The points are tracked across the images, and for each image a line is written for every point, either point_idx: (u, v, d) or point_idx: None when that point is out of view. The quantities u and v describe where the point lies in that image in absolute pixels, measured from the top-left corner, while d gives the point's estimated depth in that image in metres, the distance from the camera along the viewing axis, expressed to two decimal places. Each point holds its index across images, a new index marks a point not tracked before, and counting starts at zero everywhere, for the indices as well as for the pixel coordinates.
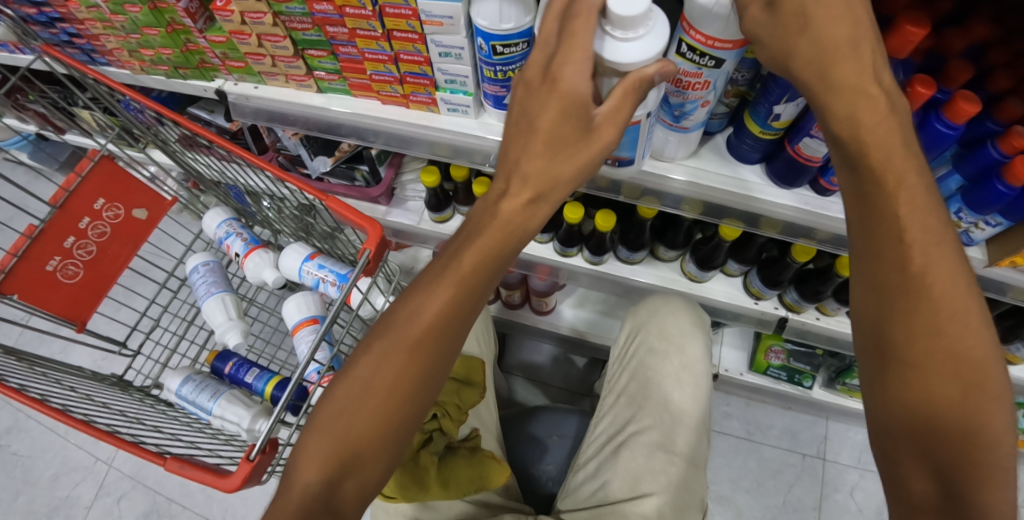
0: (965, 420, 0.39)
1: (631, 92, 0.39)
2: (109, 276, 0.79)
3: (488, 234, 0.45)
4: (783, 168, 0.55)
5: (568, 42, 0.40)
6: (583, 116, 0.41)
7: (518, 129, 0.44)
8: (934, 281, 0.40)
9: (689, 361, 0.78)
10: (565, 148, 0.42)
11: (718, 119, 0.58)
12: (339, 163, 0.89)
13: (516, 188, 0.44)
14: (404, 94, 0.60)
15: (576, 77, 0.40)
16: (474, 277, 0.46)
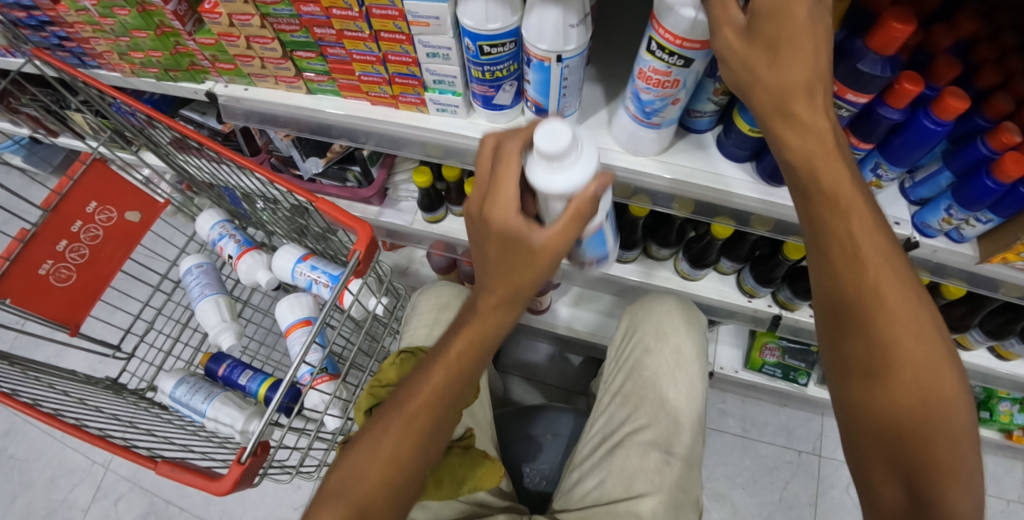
0: (927, 425, 0.40)
1: (576, 218, 0.41)
2: (102, 278, 0.79)
3: (477, 323, 0.47)
4: (771, 167, 0.55)
5: (496, 185, 0.43)
6: (521, 238, 0.43)
7: (481, 244, 0.46)
8: (886, 289, 0.41)
9: (683, 360, 0.78)
10: (512, 263, 0.44)
11: (705, 117, 0.57)
12: (330, 163, 0.91)
13: (486, 295, 0.47)
14: (393, 94, 0.60)
15: (505, 213, 0.42)
16: (468, 358, 0.49)
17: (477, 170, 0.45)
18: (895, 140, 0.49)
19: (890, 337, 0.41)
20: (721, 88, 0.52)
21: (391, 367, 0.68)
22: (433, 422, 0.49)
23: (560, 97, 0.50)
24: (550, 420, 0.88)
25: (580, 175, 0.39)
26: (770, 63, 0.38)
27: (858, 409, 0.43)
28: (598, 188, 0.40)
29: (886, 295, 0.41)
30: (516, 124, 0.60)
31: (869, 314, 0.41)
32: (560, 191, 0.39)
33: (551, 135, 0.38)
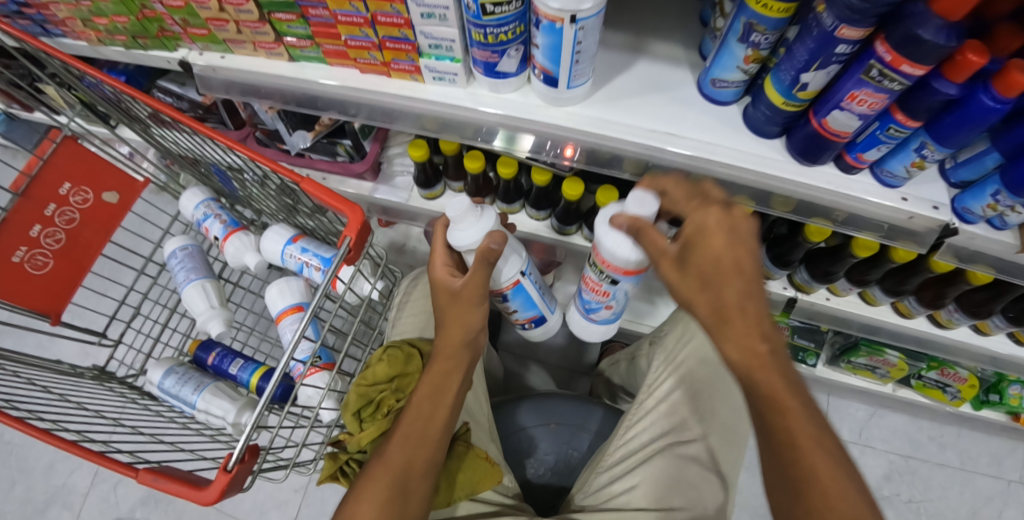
0: (799, 465, 0.41)
1: (482, 263, 0.55)
2: (83, 265, 0.75)
3: (452, 330, 0.60)
4: (803, 143, 0.50)
5: (433, 251, 0.61)
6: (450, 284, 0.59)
7: (439, 296, 0.61)
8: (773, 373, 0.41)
9: (742, 374, 0.78)
10: (453, 307, 0.59)
11: (730, 88, 0.50)
12: (319, 137, 0.84)
13: (445, 330, 0.61)
14: (384, 61, 0.55)
15: (437, 268, 0.60)
16: (460, 354, 0.60)
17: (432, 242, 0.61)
18: (945, 119, 0.44)
19: (776, 409, 0.41)
20: (754, 55, 0.45)
21: (379, 363, 0.65)
22: (409, 455, 0.56)
23: (573, 64, 0.45)
24: (553, 409, 0.81)
25: (478, 233, 0.55)
26: (703, 291, 0.42)
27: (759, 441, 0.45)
28: (491, 241, 0.53)
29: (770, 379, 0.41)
30: (521, 93, 0.55)
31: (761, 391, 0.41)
32: (468, 244, 0.56)
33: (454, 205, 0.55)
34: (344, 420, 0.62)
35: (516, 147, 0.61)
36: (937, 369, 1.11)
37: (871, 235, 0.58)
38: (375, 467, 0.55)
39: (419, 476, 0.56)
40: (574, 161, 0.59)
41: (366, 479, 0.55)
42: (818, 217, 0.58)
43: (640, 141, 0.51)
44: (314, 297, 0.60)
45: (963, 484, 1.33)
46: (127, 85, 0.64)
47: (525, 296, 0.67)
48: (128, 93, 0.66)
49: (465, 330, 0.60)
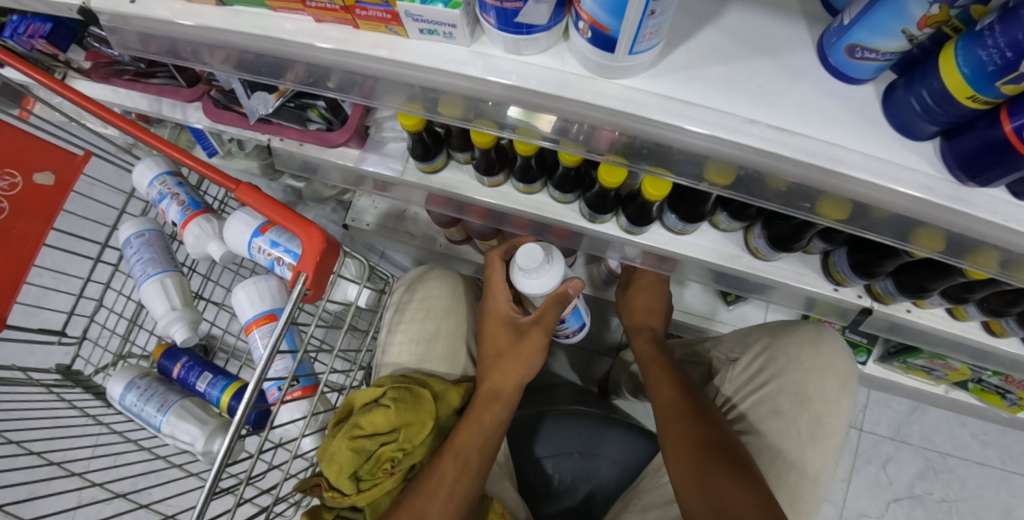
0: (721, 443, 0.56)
1: (554, 304, 0.57)
2: (26, 259, 0.64)
3: (510, 362, 0.60)
4: (973, 152, 0.32)
5: (491, 283, 0.66)
6: (515, 323, 0.62)
7: (490, 320, 0.64)
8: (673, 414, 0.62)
9: (823, 435, 0.64)
10: (503, 345, 0.62)
11: (874, 62, 0.33)
12: (285, 101, 0.66)
13: (507, 359, 0.61)
14: (346, 6, 0.37)
15: (498, 301, 0.65)
16: (514, 393, 0.60)
17: (489, 272, 0.67)
18: None
19: (667, 401, 0.64)
20: (939, 17, 0.28)
21: (383, 410, 0.53)
22: (450, 494, 0.52)
23: (642, 20, 0.28)
24: (577, 435, 0.71)
25: (555, 280, 0.54)
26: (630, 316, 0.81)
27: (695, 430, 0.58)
28: (568, 286, 0.56)
29: (680, 413, 0.61)
30: (552, 55, 0.38)
31: (672, 423, 0.61)
32: (542, 292, 0.55)
33: (529, 255, 0.53)
34: (336, 482, 0.51)
35: (536, 126, 0.45)
36: (1004, 376, 0.97)
37: (999, 269, 0.43)
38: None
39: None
40: (606, 153, 0.45)
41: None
42: (933, 241, 0.42)
43: (722, 135, 0.35)
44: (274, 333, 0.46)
45: (1000, 482, 1.26)
46: (55, 80, 0.52)
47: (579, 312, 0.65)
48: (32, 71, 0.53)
49: (520, 376, 0.60)
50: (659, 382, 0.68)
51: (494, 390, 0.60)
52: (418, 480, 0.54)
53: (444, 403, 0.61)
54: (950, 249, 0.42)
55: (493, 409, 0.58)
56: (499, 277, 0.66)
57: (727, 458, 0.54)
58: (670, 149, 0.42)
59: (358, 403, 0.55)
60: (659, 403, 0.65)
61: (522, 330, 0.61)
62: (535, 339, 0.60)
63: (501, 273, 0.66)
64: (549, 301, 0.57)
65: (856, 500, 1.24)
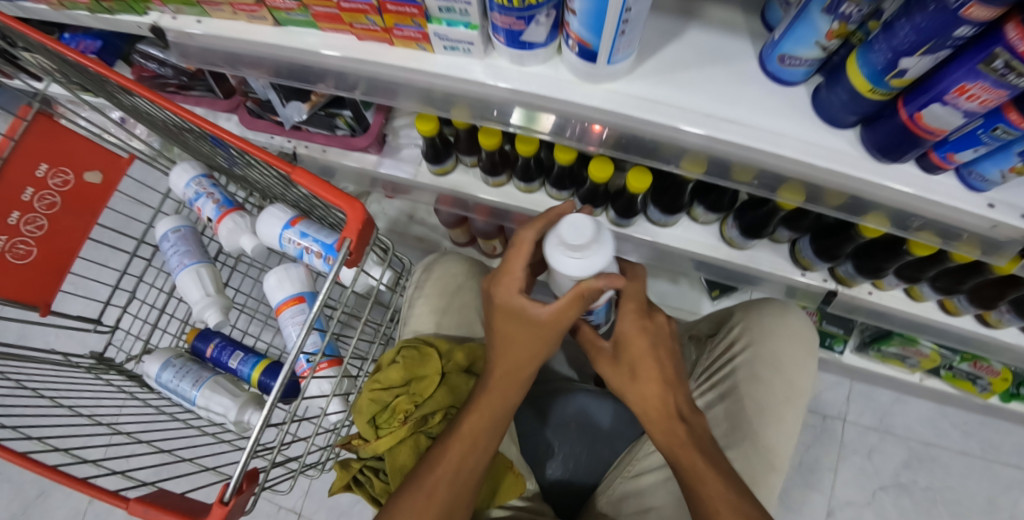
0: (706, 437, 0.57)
1: (577, 298, 0.51)
2: (67, 251, 0.70)
3: (520, 348, 0.58)
4: (886, 137, 0.41)
5: (506, 263, 0.58)
6: (529, 313, 0.56)
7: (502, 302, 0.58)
8: (703, 482, 0.52)
9: (794, 395, 0.72)
10: (518, 338, 0.58)
11: (802, 68, 0.42)
12: (315, 109, 0.74)
13: (517, 346, 0.58)
14: (385, 27, 0.46)
15: (511, 287, 0.57)
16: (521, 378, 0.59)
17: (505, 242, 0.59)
18: None
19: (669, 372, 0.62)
20: (840, 30, 0.36)
21: (394, 367, 0.61)
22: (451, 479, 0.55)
23: (617, 36, 0.37)
24: (572, 407, 0.78)
25: (602, 261, 0.49)
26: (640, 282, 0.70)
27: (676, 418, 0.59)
28: (603, 283, 0.49)
29: (709, 489, 0.52)
30: (549, 66, 0.46)
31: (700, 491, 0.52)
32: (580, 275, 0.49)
33: (577, 229, 0.47)
34: (356, 426, 0.59)
35: (536, 126, 0.54)
36: (972, 361, 1.05)
37: (935, 239, 0.51)
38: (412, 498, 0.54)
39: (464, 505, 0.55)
40: (597, 148, 0.53)
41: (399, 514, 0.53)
42: (875, 217, 0.50)
43: (689, 126, 0.44)
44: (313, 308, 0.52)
45: (982, 471, 1.31)
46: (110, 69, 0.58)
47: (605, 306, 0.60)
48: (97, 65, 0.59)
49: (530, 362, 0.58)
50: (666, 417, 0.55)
51: (505, 375, 0.59)
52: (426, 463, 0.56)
53: (451, 362, 0.66)
54: (884, 224, 0.51)
55: (502, 391, 0.59)
56: (518, 254, 0.57)
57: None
58: (649, 143, 0.50)
59: (381, 364, 0.63)
60: (671, 447, 0.55)
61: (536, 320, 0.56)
62: (558, 327, 0.56)
63: (520, 261, 0.57)
64: (568, 301, 0.52)
65: (844, 489, 1.30)
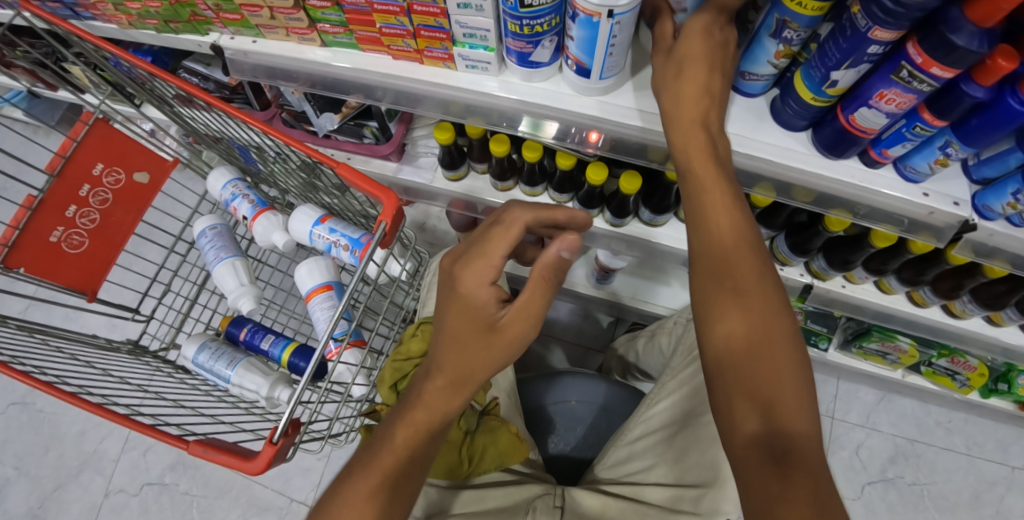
0: (767, 354, 0.42)
1: (540, 281, 0.49)
2: (116, 243, 0.74)
3: (470, 343, 0.51)
4: (830, 137, 0.50)
5: (483, 248, 0.51)
6: (488, 317, 0.50)
7: (448, 291, 0.52)
8: (732, 272, 0.45)
9: None
10: (468, 348, 0.51)
11: (761, 81, 0.50)
12: (346, 120, 0.83)
13: (473, 334, 0.51)
14: (417, 49, 0.55)
15: (477, 278, 0.50)
16: (479, 370, 0.51)
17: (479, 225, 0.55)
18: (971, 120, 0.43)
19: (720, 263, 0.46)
20: (785, 51, 0.44)
21: (414, 339, 0.69)
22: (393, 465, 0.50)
23: (606, 57, 0.45)
24: (572, 387, 0.85)
25: None
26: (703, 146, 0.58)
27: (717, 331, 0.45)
28: (560, 248, 0.47)
29: (749, 316, 0.43)
30: (551, 82, 0.55)
31: (729, 283, 0.45)
32: None
33: None
34: (382, 394, 0.67)
35: (541, 133, 0.62)
36: (949, 357, 1.12)
37: (891, 228, 0.58)
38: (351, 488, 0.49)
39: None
40: (592, 152, 0.62)
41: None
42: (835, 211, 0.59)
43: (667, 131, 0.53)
44: (346, 294, 0.60)
45: (965, 467, 1.37)
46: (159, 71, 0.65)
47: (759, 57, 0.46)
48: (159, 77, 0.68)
49: (486, 365, 0.51)
50: (721, 209, 0.47)
51: (455, 377, 0.52)
52: (366, 451, 0.52)
53: None
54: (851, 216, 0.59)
55: (439, 390, 0.52)
56: (503, 235, 0.50)
57: (797, 371, 0.42)
58: (635, 147, 0.59)
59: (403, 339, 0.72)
60: (704, 232, 0.48)
61: (497, 320, 0.50)
62: (511, 335, 0.50)
63: (501, 245, 0.50)
64: (532, 286, 0.49)
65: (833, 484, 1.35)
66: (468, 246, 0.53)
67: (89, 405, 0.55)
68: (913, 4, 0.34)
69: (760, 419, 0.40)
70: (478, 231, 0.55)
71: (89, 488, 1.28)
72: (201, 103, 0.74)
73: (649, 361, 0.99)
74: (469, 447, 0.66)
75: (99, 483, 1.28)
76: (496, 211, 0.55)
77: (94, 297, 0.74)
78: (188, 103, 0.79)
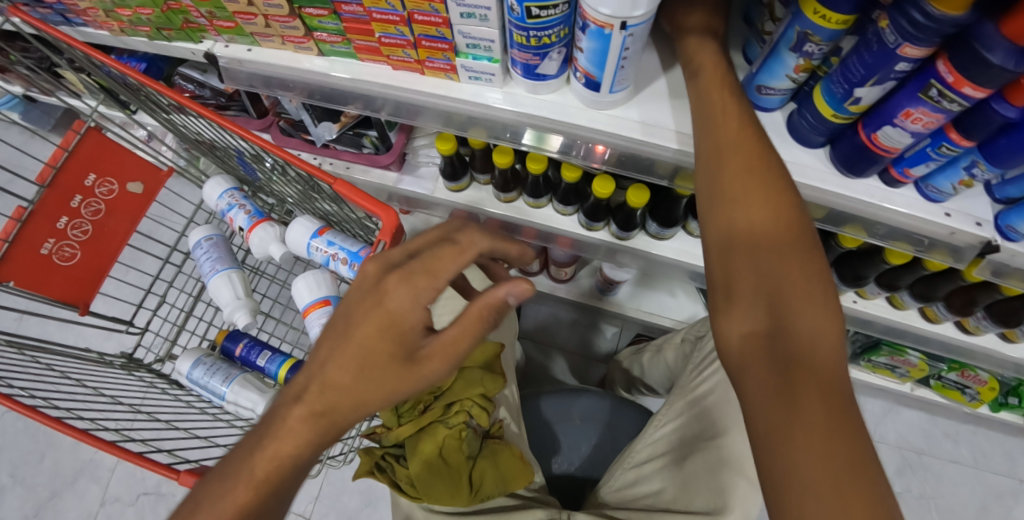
0: (781, 260, 0.39)
1: (475, 317, 0.44)
2: (111, 256, 0.69)
3: (380, 365, 0.44)
4: (848, 154, 0.48)
5: (421, 266, 0.45)
6: (406, 346, 0.44)
7: (366, 300, 0.45)
8: (741, 164, 0.43)
9: None
10: (368, 378, 0.44)
11: (777, 95, 0.48)
12: (345, 129, 0.81)
13: (379, 359, 0.44)
14: (418, 59, 0.53)
15: (404, 298, 0.44)
16: (380, 399, 0.44)
17: (424, 234, 0.49)
18: (999, 140, 0.41)
19: (740, 159, 0.43)
20: (805, 65, 0.43)
21: None
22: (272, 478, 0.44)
23: (617, 70, 0.44)
24: (578, 404, 0.83)
25: None
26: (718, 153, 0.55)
27: (730, 231, 0.42)
28: (509, 292, 0.44)
29: (762, 216, 0.41)
30: (558, 94, 0.53)
31: (736, 174, 0.43)
32: None
33: None
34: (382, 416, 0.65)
35: (545, 146, 0.60)
36: (959, 371, 1.09)
37: (908, 247, 0.56)
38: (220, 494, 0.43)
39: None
40: (599, 166, 0.59)
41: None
42: (852, 228, 0.57)
43: (680, 147, 0.51)
44: None
45: (974, 480, 1.34)
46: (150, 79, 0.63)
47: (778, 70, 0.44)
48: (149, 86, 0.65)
49: (387, 399, 0.44)
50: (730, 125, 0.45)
51: (349, 400, 0.44)
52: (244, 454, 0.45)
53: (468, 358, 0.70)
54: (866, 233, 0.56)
55: (316, 404, 0.44)
56: (455, 256, 0.46)
57: (808, 261, 0.39)
58: (644, 162, 0.56)
59: None
60: (711, 133, 0.45)
61: (416, 352, 0.44)
62: (426, 373, 0.44)
63: (450, 265, 0.45)
64: (463, 325, 0.43)
65: None
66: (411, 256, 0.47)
67: (75, 432, 0.53)
68: (945, 19, 0.32)
69: (766, 315, 0.39)
70: (421, 243, 0.48)
71: (85, 496, 1.25)
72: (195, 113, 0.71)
73: (654, 375, 0.97)
74: (471, 470, 0.64)
75: (95, 492, 1.25)
76: (450, 226, 0.50)
77: (85, 310, 0.69)
78: (184, 112, 0.77)
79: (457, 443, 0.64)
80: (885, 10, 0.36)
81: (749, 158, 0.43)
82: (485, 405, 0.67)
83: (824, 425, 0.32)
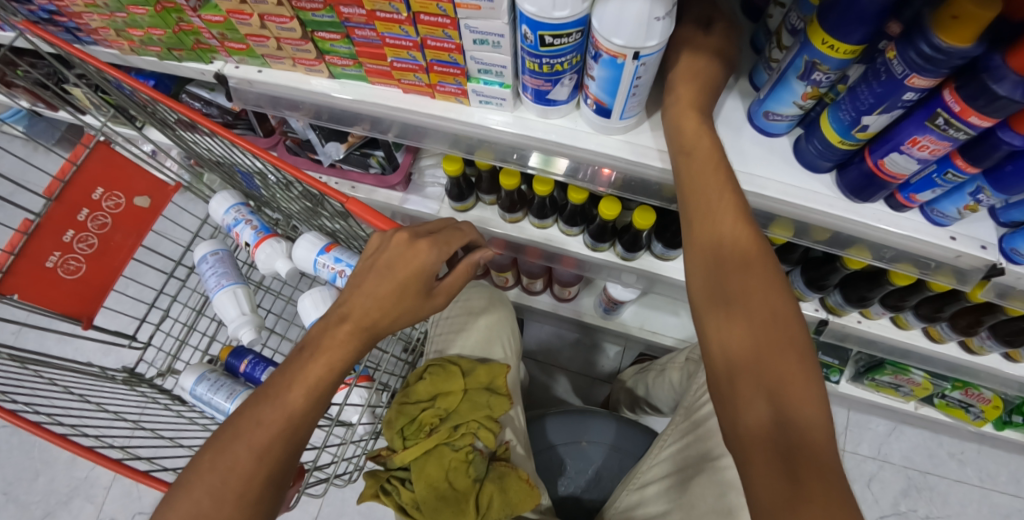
0: (772, 333, 0.40)
1: (464, 274, 0.54)
2: (115, 270, 0.68)
3: (407, 299, 0.49)
4: (856, 180, 0.48)
5: (444, 235, 0.51)
6: (429, 283, 0.50)
7: (393, 260, 0.49)
8: (734, 236, 0.44)
9: None
10: (403, 306, 0.49)
11: (783, 121, 0.49)
12: (352, 149, 0.82)
13: (411, 294, 0.49)
14: (429, 83, 0.53)
15: (420, 257, 0.49)
16: (406, 317, 0.50)
17: (432, 222, 0.55)
18: (1006, 165, 0.41)
19: (728, 220, 0.44)
20: (813, 92, 0.44)
21: (421, 383, 0.68)
22: (293, 424, 0.44)
23: (628, 97, 0.45)
24: (585, 427, 0.82)
25: None
26: None
27: (722, 290, 0.43)
28: (479, 257, 0.53)
29: (750, 282, 0.42)
30: (568, 119, 0.54)
31: (734, 268, 0.43)
32: None
33: None
34: (388, 437, 0.64)
35: (551, 169, 0.60)
36: (963, 389, 1.09)
37: (913, 269, 0.56)
38: (248, 428, 0.43)
39: (280, 483, 0.44)
40: (606, 189, 0.60)
41: (196, 491, 0.41)
42: (860, 251, 0.57)
43: None
44: None
45: (979, 499, 1.33)
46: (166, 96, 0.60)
47: (787, 94, 0.45)
48: (160, 102, 0.62)
49: (407, 316, 0.50)
50: (695, 132, 0.47)
51: (369, 319, 0.48)
52: (271, 390, 0.45)
53: (473, 378, 0.71)
54: (873, 255, 0.57)
55: (343, 336, 0.47)
56: (460, 238, 0.53)
57: (802, 339, 0.39)
58: (652, 186, 0.57)
59: (410, 379, 0.70)
60: (688, 151, 0.48)
61: (433, 287, 0.51)
62: (433, 305, 0.52)
63: (459, 241, 0.52)
64: (457, 274, 0.53)
65: None
66: (431, 231, 0.52)
67: (83, 449, 0.52)
68: (953, 51, 0.32)
69: (764, 394, 0.38)
70: (426, 223, 0.54)
71: (80, 515, 1.22)
72: (205, 130, 0.70)
73: (660, 395, 0.96)
74: (478, 494, 0.63)
75: (90, 511, 1.22)
76: (446, 220, 0.56)
77: (89, 325, 0.68)
78: (188, 129, 0.77)
79: (464, 466, 0.63)
80: (892, 42, 0.37)
81: (746, 252, 0.43)
82: (491, 426, 0.66)
83: (825, 508, 0.31)
